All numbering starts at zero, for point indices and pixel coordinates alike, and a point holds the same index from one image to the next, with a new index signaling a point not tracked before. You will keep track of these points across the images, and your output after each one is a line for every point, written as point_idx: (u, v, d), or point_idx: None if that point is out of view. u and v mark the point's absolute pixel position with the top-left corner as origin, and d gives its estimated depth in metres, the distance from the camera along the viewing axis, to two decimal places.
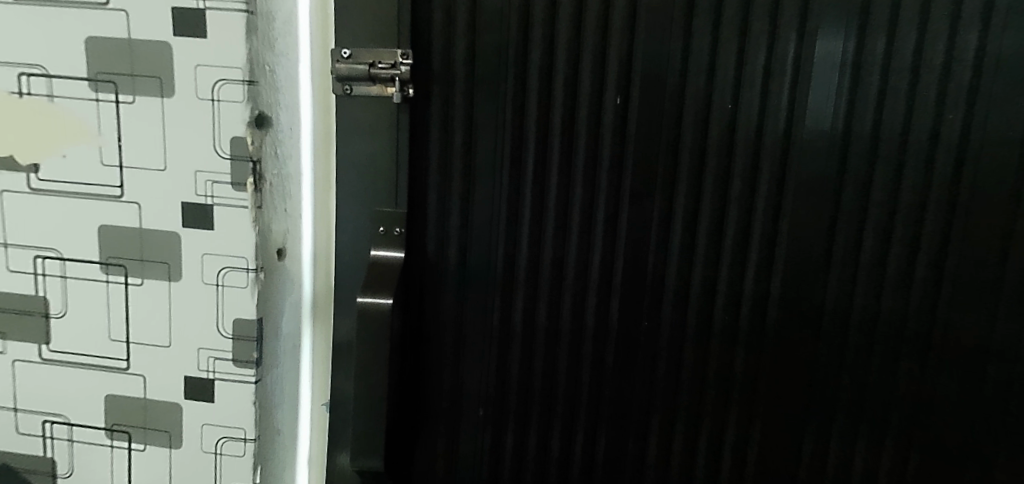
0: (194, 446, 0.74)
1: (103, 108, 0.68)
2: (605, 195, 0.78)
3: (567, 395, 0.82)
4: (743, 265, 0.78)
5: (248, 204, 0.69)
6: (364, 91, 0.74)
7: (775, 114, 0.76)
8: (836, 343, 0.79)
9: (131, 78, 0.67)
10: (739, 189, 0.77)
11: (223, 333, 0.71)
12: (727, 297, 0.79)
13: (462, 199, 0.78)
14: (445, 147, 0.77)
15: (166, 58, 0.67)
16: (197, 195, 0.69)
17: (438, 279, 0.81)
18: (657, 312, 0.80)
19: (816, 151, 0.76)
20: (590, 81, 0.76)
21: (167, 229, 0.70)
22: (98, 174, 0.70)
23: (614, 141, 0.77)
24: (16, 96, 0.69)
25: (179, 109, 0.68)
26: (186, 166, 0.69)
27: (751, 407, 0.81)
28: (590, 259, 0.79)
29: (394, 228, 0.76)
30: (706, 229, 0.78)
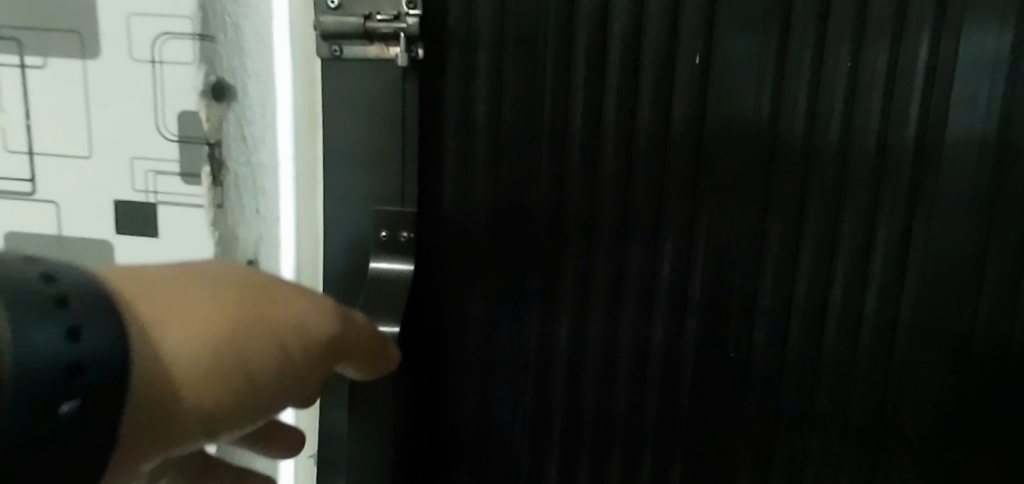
0: None
1: (8, 75, 0.56)
2: (677, 195, 0.59)
3: (625, 440, 0.64)
4: (862, 285, 0.59)
5: (203, 201, 0.57)
6: (360, 51, 0.54)
7: (907, 86, 0.56)
8: (997, 390, 0.58)
9: (43, 35, 0.55)
10: (859, 176, 0.57)
11: None
12: (841, 326, 0.60)
13: (490, 199, 0.60)
14: (468, 132, 0.59)
15: (83, 7, 0.54)
16: (136, 190, 0.57)
17: (461, 294, 0.62)
18: (746, 343, 0.61)
19: (966, 135, 0.56)
20: (658, 47, 0.57)
21: (94, 236, 0.58)
22: (6, 163, 0.58)
23: (689, 124, 0.58)
24: None
25: (108, 74, 0.55)
26: (120, 152, 0.57)
27: (874, 463, 0.61)
28: (657, 276, 0.60)
29: (401, 232, 0.56)
30: (812, 238, 0.59)
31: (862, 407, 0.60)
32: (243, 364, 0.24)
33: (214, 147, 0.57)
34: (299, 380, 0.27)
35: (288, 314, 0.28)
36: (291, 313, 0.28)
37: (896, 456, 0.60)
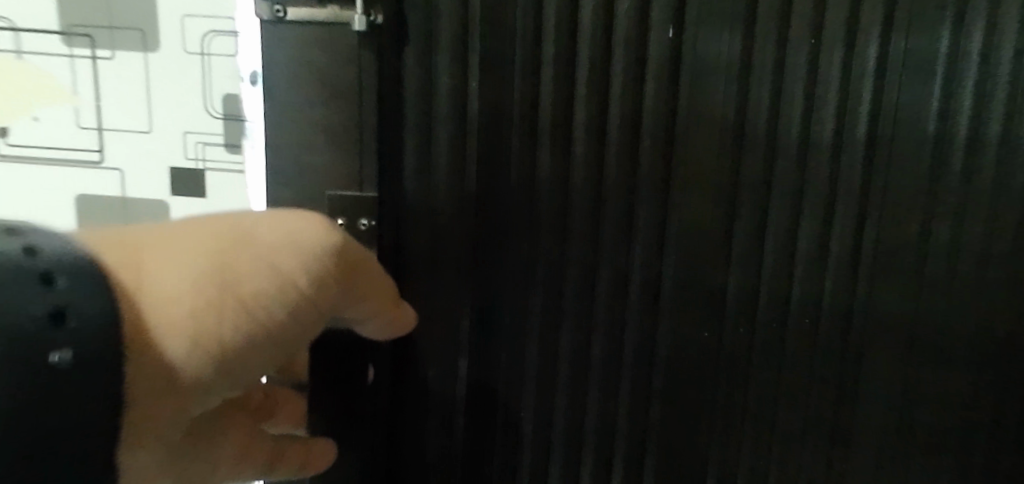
0: None
1: (79, 64, 0.67)
2: (649, 161, 0.61)
3: (596, 411, 0.64)
4: (823, 244, 0.60)
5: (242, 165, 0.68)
6: (305, 14, 0.55)
7: (862, 59, 0.58)
8: (951, 365, 0.61)
9: (111, 31, 0.66)
10: (821, 137, 0.59)
11: None
12: (806, 278, 0.61)
13: (453, 186, 0.61)
14: (428, 122, 0.60)
15: (149, 10, 0.65)
16: (187, 158, 0.68)
17: (424, 285, 0.62)
18: (719, 325, 0.62)
19: (914, 120, 0.58)
20: (629, 23, 0.59)
21: (156, 197, 0.70)
22: (72, 137, 0.69)
23: (662, 96, 0.60)
24: (12, 55, 0.68)
25: (164, 65, 0.66)
26: (175, 127, 0.68)
27: (841, 405, 0.62)
28: (629, 260, 0.62)
29: (359, 221, 0.58)
30: (779, 203, 0.60)
31: (827, 363, 0.62)
32: (238, 301, 0.35)
33: (245, 125, 0.65)
34: (302, 303, 0.39)
35: (269, 240, 0.38)
36: (271, 238, 0.38)
37: (865, 424, 0.62)
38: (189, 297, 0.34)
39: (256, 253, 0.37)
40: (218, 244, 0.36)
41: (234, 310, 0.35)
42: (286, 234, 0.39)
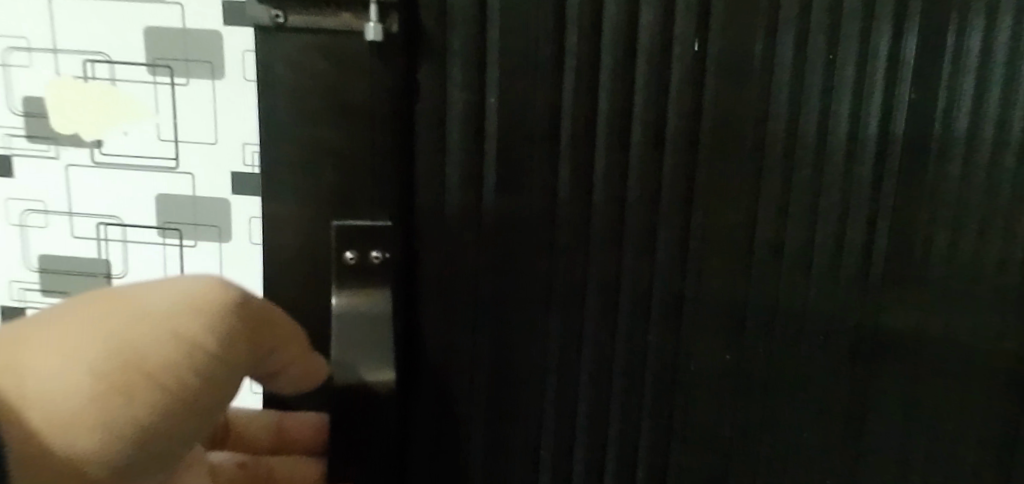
0: None
1: (161, 90, 0.71)
2: (674, 167, 0.62)
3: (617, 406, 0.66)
4: (840, 241, 0.62)
5: None
6: (304, 21, 0.56)
7: (873, 69, 0.59)
8: (959, 369, 0.63)
9: (187, 61, 0.70)
10: (837, 141, 0.61)
11: None
12: (824, 274, 0.63)
13: (469, 202, 0.62)
14: (444, 145, 0.61)
15: (217, 45, 0.69)
16: (245, 165, 0.72)
17: (444, 301, 0.63)
18: (737, 333, 0.64)
19: (924, 123, 0.60)
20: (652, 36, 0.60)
21: (218, 196, 0.73)
22: (154, 149, 0.72)
23: (684, 105, 0.60)
24: (81, 81, 0.70)
25: (230, 93, 0.70)
26: (234, 138, 0.71)
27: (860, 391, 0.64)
28: (651, 277, 0.63)
29: (370, 252, 0.60)
30: (798, 202, 0.62)
31: (844, 352, 0.63)
32: (148, 372, 0.30)
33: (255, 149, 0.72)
34: (193, 375, 0.33)
35: (155, 308, 0.34)
36: (160, 305, 0.34)
37: (874, 425, 0.64)
38: (74, 384, 0.28)
39: (101, 325, 0.31)
40: (107, 316, 0.32)
41: (144, 384, 0.30)
42: (191, 295, 0.36)
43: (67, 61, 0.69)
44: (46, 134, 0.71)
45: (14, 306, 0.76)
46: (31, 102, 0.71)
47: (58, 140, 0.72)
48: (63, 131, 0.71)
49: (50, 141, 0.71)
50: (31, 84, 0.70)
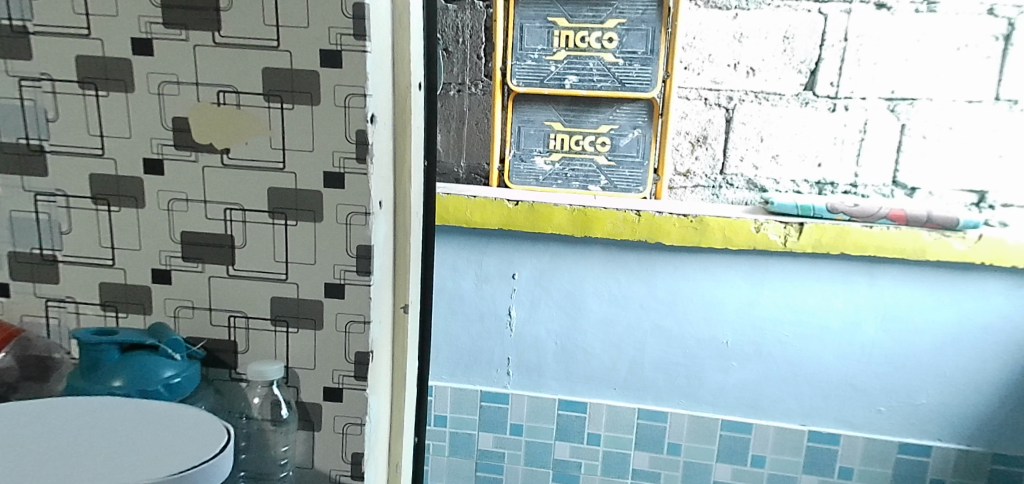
0: (331, 327, 1.06)
1: (273, 113, 0.98)
2: None
3: None
4: None
5: (368, 172, 0.99)
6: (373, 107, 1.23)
7: None
8: None
9: (293, 92, 0.97)
10: None
11: (349, 252, 1.02)
12: None
13: None
14: None
15: (314, 81, 0.97)
16: (334, 166, 0.99)
17: None
18: None
19: None
20: None
21: (313, 188, 1.00)
22: (267, 154, 0.99)
23: None
24: (215, 105, 0.98)
25: (324, 113, 0.97)
26: (328, 147, 0.99)
27: None
28: None
29: None
30: None
31: None
32: None
33: (336, 154, 0.99)
34: None
35: None
36: None
37: None
38: None
39: None
40: None
41: None
42: None
43: (205, 91, 0.97)
44: (188, 144, 0.99)
45: (161, 269, 1.03)
46: (177, 121, 0.98)
47: (198, 149, 0.99)
48: (201, 141, 0.99)
49: (192, 149, 0.99)
50: (178, 107, 0.98)
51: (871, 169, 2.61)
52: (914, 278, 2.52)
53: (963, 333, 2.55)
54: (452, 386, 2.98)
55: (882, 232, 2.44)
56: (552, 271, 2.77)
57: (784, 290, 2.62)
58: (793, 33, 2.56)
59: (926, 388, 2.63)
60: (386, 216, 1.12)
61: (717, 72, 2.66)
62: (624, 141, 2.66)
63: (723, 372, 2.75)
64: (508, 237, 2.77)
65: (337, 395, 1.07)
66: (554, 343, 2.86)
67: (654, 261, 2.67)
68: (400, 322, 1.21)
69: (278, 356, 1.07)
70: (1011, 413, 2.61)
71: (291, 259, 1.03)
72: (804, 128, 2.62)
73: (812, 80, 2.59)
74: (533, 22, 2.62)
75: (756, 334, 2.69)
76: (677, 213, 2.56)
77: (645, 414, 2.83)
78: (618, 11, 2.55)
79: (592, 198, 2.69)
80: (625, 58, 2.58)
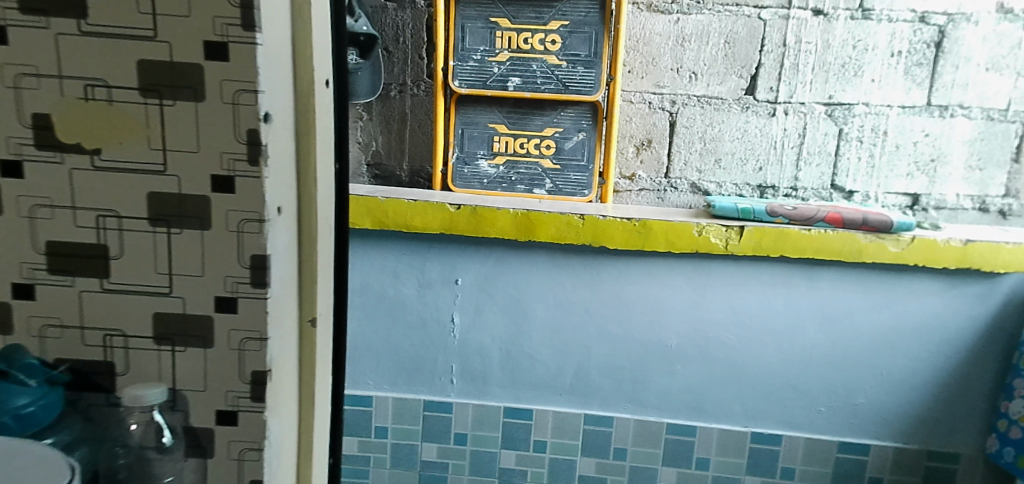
0: (223, 346, 0.97)
1: (150, 110, 0.89)
2: None
3: None
4: None
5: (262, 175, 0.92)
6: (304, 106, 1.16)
7: None
8: None
9: (173, 87, 0.89)
10: None
11: (242, 263, 0.94)
12: None
13: None
14: None
15: (197, 76, 0.89)
16: (222, 169, 0.91)
17: None
18: None
19: None
20: None
21: (199, 193, 0.92)
22: (146, 156, 0.90)
23: None
24: (81, 100, 0.89)
25: (209, 111, 0.89)
26: (214, 148, 0.91)
27: None
28: None
29: None
30: None
31: None
32: None
33: (224, 156, 0.91)
34: None
35: None
36: None
37: None
38: None
39: None
40: None
41: None
42: None
43: (70, 85, 0.89)
44: (51, 144, 0.90)
45: (23, 283, 0.95)
46: (38, 117, 0.90)
47: (64, 149, 0.90)
48: (69, 140, 0.90)
49: (57, 149, 0.90)
50: (38, 102, 0.90)
51: (809, 173, 2.63)
52: (852, 280, 2.54)
53: (898, 333, 2.59)
54: (393, 396, 2.88)
55: (820, 235, 2.44)
56: (495, 276, 2.70)
57: (726, 293, 2.62)
58: (734, 38, 2.55)
59: (864, 388, 2.66)
60: (286, 224, 1.03)
61: (660, 76, 2.64)
62: (569, 144, 2.62)
63: (668, 376, 2.73)
64: (449, 242, 2.69)
65: (231, 418, 0.98)
66: (498, 349, 2.79)
67: (597, 265, 2.64)
68: (307, 335, 1.12)
69: (162, 378, 0.97)
70: (944, 411, 2.66)
71: (175, 271, 0.94)
72: (744, 131, 2.63)
73: (752, 84, 2.59)
74: (476, 22, 2.54)
75: (700, 338, 2.67)
76: (621, 217, 2.52)
77: (591, 419, 2.79)
78: (561, 13, 2.49)
79: (537, 202, 2.63)
80: (569, 61, 2.53)
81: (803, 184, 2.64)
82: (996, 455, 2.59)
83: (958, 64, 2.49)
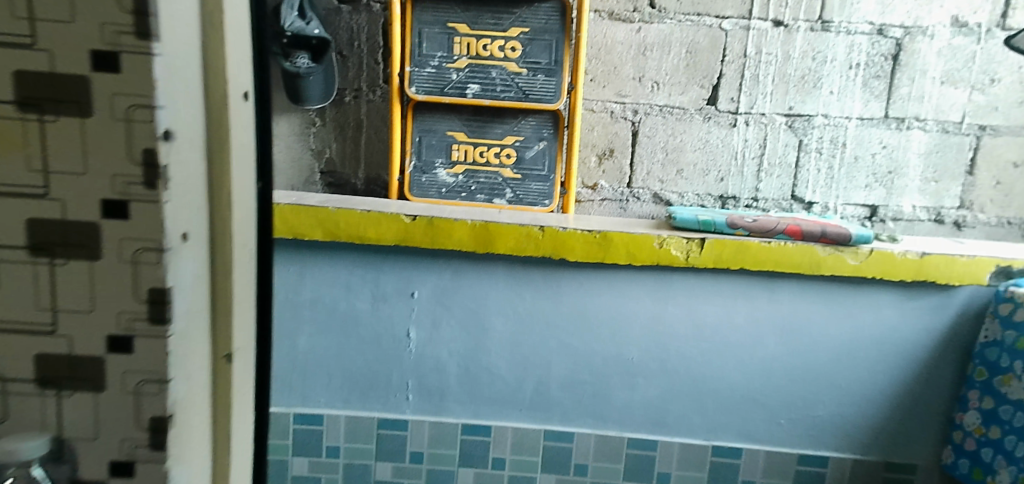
0: (117, 390, 0.90)
1: (29, 127, 0.83)
2: None
3: None
4: None
5: (162, 199, 0.85)
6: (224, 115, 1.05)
7: None
8: None
9: (55, 100, 0.83)
10: None
11: (138, 297, 0.88)
12: None
13: None
14: None
15: (85, 89, 0.82)
16: (115, 193, 0.85)
17: None
18: None
19: None
20: None
21: (88, 221, 0.86)
22: (23, 178, 0.85)
23: None
24: None
25: (99, 127, 0.83)
26: (105, 170, 0.84)
27: None
28: None
29: None
30: None
31: None
32: None
33: (117, 178, 0.84)
34: None
35: None
36: None
37: None
38: None
39: None
40: None
41: None
42: None
43: None
44: None
45: None
46: None
47: None
48: None
49: None
50: None
51: (770, 184, 2.60)
52: (811, 293, 2.52)
53: (856, 346, 2.57)
54: (346, 414, 2.75)
55: (780, 246, 2.40)
56: (453, 290, 2.60)
57: (686, 306, 2.56)
58: (695, 48, 2.51)
59: (824, 401, 2.63)
60: (195, 251, 0.92)
61: (622, 84, 2.58)
62: (530, 154, 2.54)
63: (630, 388, 2.66)
64: (405, 254, 2.57)
65: (129, 468, 0.92)
66: (456, 364, 2.68)
67: (556, 278, 2.56)
68: (221, 370, 1.00)
69: (46, 425, 0.90)
70: (903, 423, 2.65)
71: (60, 308, 0.88)
72: (706, 142, 2.58)
73: (714, 95, 2.55)
74: (434, 28, 2.44)
75: (662, 351, 2.61)
76: (582, 228, 2.44)
77: (552, 435, 2.71)
78: (521, 20, 2.41)
79: (497, 212, 2.53)
80: (529, 69, 2.45)
81: (765, 195, 2.61)
82: (951, 466, 2.59)
83: (914, 77, 2.48)
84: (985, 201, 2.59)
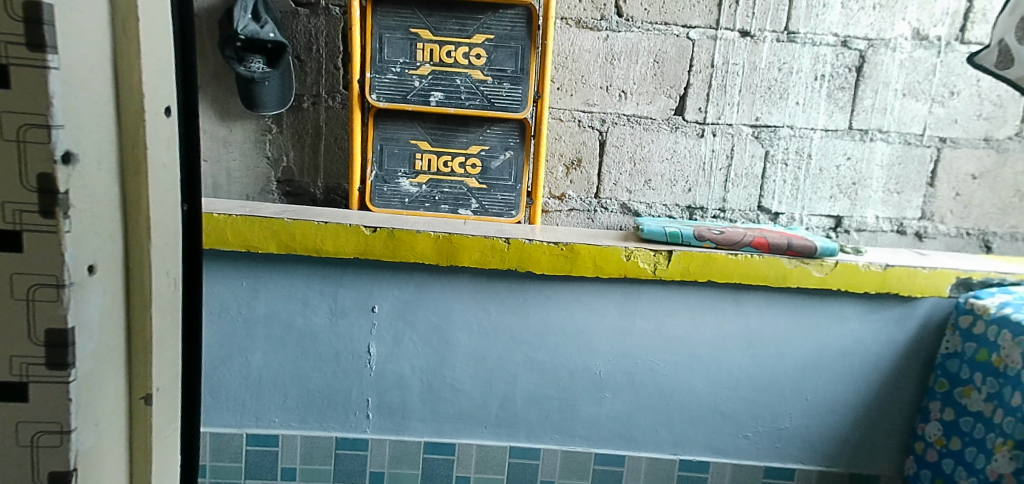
0: (11, 441, 0.80)
1: None
2: None
3: None
4: None
5: (61, 229, 0.76)
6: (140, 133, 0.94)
7: None
8: None
9: None
10: None
11: (34, 340, 0.78)
12: None
13: None
14: None
15: None
16: (6, 222, 0.76)
17: None
18: None
19: None
20: None
21: None
22: None
23: None
24: None
25: None
26: None
27: None
28: None
29: None
30: None
31: None
32: None
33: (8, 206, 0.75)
34: None
35: None
36: None
37: None
38: None
39: None
40: None
41: None
42: None
43: None
44: None
45: None
46: None
47: None
48: None
49: None
50: None
51: (737, 195, 2.56)
52: (779, 306, 2.48)
53: (823, 359, 2.54)
54: (302, 434, 2.61)
55: (748, 260, 2.35)
56: (415, 304, 2.49)
57: (654, 320, 2.50)
58: (662, 57, 2.46)
59: (792, 414, 2.59)
60: (106, 286, 0.84)
61: (588, 93, 2.51)
62: (496, 163, 2.45)
63: (596, 404, 2.59)
64: (364, 267, 2.46)
65: None
66: (418, 380, 2.58)
67: (522, 291, 2.47)
68: (138, 415, 0.92)
69: None
70: (870, 435, 2.63)
71: None
72: (674, 151, 2.53)
73: (681, 105, 2.50)
74: (394, 33, 2.35)
75: (630, 366, 2.54)
76: (548, 241, 2.35)
77: (518, 453, 2.63)
78: (485, 26, 2.33)
79: (462, 223, 2.43)
80: (494, 76, 2.36)
81: (731, 206, 2.57)
82: (913, 477, 2.57)
83: (877, 88, 2.46)
84: (946, 212, 2.58)
